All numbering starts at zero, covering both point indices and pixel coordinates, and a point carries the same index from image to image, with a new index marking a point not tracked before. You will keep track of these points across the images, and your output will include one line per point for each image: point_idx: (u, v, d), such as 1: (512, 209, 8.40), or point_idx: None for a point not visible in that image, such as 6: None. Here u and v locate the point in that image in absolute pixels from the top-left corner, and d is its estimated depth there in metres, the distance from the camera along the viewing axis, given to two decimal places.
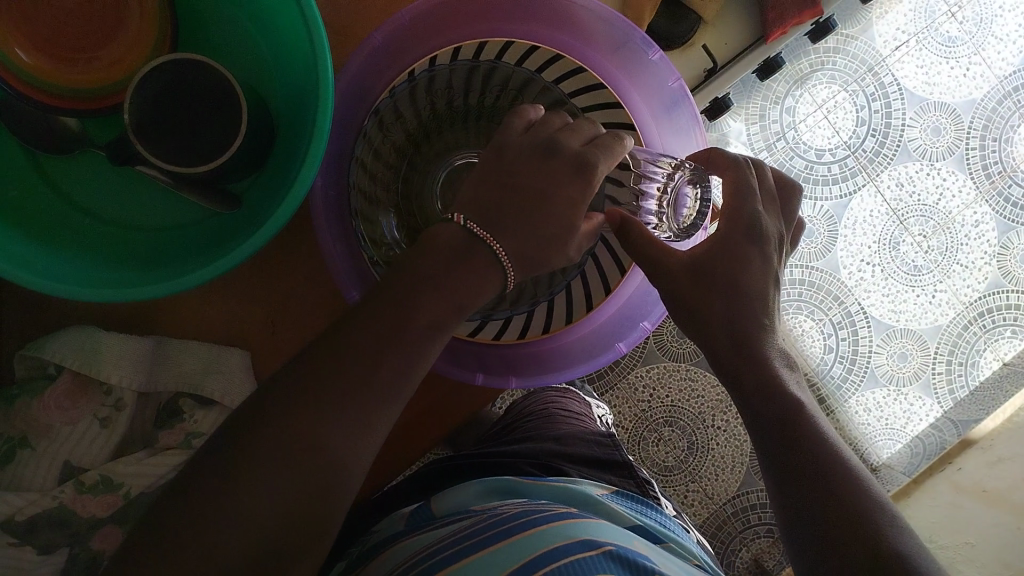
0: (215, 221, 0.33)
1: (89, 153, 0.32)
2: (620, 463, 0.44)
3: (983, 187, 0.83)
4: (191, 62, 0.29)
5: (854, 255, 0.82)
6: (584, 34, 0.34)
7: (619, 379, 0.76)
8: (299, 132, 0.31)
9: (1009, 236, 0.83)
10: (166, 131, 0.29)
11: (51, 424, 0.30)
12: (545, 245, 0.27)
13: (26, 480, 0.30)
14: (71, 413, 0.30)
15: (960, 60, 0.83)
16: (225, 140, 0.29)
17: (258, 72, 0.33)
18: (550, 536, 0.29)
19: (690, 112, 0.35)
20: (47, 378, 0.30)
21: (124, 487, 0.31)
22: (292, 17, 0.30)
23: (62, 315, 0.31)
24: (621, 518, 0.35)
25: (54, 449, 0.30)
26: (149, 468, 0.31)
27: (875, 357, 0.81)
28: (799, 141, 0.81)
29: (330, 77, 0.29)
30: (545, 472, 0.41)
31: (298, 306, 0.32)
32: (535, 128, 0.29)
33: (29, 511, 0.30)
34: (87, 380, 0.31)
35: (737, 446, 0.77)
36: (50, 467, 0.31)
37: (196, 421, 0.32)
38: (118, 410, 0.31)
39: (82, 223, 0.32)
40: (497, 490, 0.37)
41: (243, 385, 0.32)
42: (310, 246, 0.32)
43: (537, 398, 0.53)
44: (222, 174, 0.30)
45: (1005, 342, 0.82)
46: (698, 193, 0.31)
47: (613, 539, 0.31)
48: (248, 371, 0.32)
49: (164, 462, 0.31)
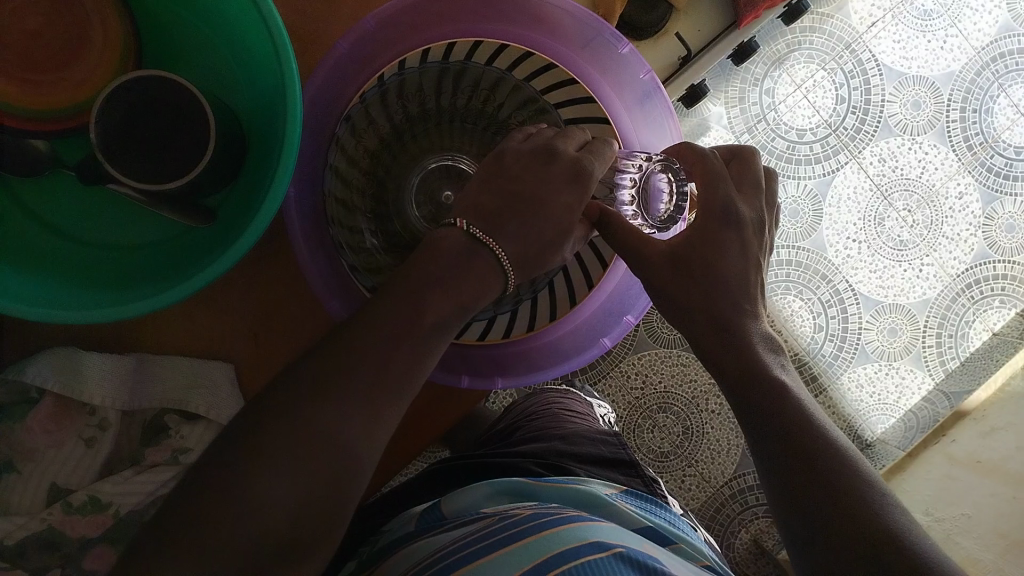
0: (190, 236, 0.33)
1: (59, 174, 0.32)
2: (626, 462, 0.44)
3: (964, 158, 0.83)
4: (156, 78, 0.29)
5: (840, 233, 0.82)
6: (554, 32, 0.34)
7: (612, 368, 0.76)
8: (269, 143, 0.31)
9: (993, 207, 0.84)
10: (133, 149, 0.29)
11: (37, 447, 0.30)
12: (541, 247, 0.28)
13: (14, 503, 0.31)
14: (56, 435, 0.31)
15: (936, 33, 0.83)
16: (194, 155, 0.29)
17: (225, 84, 0.33)
18: (562, 540, 0.30)
19: (664, 105, 0.35)
20: (29, 403, 0.30)
21: (112, 507, 0.31)
22: (255, 27, 0.29)
23: (38, 337, 0.31)
24: (632, 520, 0.36)
25: (41, 471, 0.31)
26: (137, 486, 0.31)
27: (865, 333, 0.82)
28: (780, 122, 0.81)
29: (297, 86, 0.29)
30: (552, 472, 0.41)
31: (278, 318, 0.32)
32: (532, 139, 0.30)
33: (18, 534, 0.31)
34: (69, 401, 0.31)
35: (732, 428, 0.77)
36: (38, 489, 0.31)
37: (183, 438, 0.32)
38: (103, 429, 0.31)
39: (56, 244, 0.31)
40: (507, 491, 0.37)
41: (228, 399, 0.31)
42: (288, 257, 0.32)
43: (539, 399, 0.53)
44: (193, 189, 0.30)
45: (993, 312, 0.83)
46: (672, 182, 0.32)
47: (627, 542, 0.31)
48: (234, 385, 0.32)
49: (151, 479, 0.31)
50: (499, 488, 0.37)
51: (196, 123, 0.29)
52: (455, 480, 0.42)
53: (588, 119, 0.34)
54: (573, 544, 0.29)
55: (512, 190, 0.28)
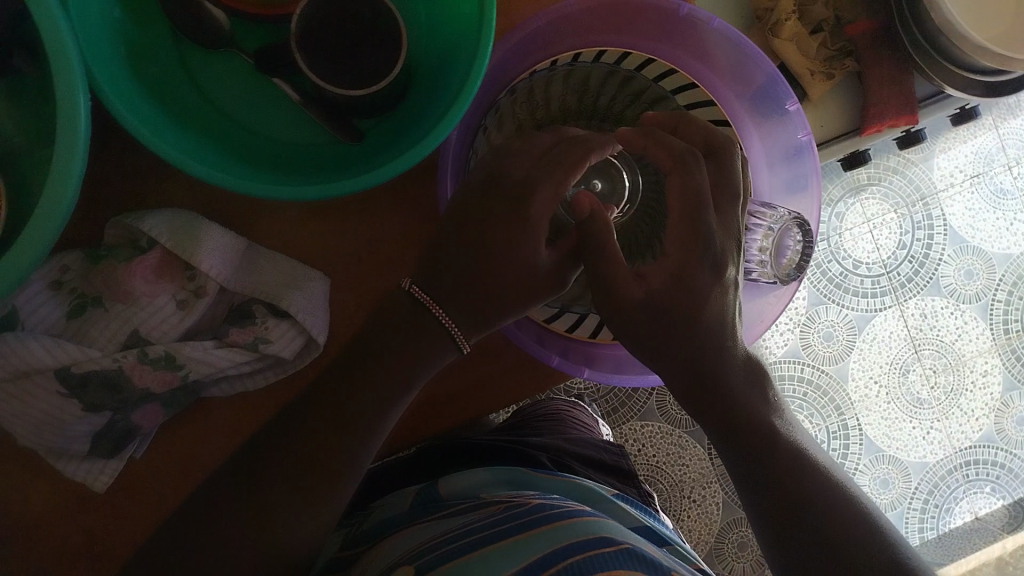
0: (333, 149, 0.34)
1: (230, 53, 0.33)
2: (627, 477, 0.45)
3: (999, 340, 0.85)
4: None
5: (863, 370, 0.83)
6: (716, 65, 0.36)
7: (614, 426, 0.77)
8: (441, 87, 0.32)
9: (1012, 395, 0.85)
10: (323, 50, 0.30)
11: (131, 290, 0.31)
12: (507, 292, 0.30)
13: (93, 336, 0.31)
14: (153, 285, 0.31)
15: (1006, 212, 0.85)
16: (374, 74, 0.30)
17: (411, 22, 0.34)
18: (567, 533, 0.29)
19: (811, 163, 0.36)
20: (139, 249, 0.31)
21: (183, 369, 0.31)
22: None
23: (167, 193, 0.33)
24: (628, 519, 0.36)
25: (128, 314, 0.31)
26: (212, 358, 0.31)
27: (857, 475, 0.82)
28: (840, 247, 0.83)
29: (491, 44, 0.30)
30: (557, 466, 0.42)
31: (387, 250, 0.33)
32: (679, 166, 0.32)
33: (86, 366, 0.30)
34: (177, 259, 0.32)
35: (705, 525, 0.77)
36: (119, 330, 0.31)
37: (266, 329, 0.32)
38: (197, 295, 0.32)
39: (209, 114, 0.33)
40: (506, 480, 0.38)
41: (318, 310, 0.32)
42: (413, 197, 0.34)
43: (547, 406, 0.54)
44: (359, 104, 0.31)
45: (981, 496, 0.83)
46: (801, 243, 0.35)
47: (637, 542, 0.30)
48: (324, 297, 0.33)
49: (228, 357, 0.31)
50: (498, 476, 0.38)
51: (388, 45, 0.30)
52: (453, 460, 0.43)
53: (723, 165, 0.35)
54: (575, 535, 0.29)
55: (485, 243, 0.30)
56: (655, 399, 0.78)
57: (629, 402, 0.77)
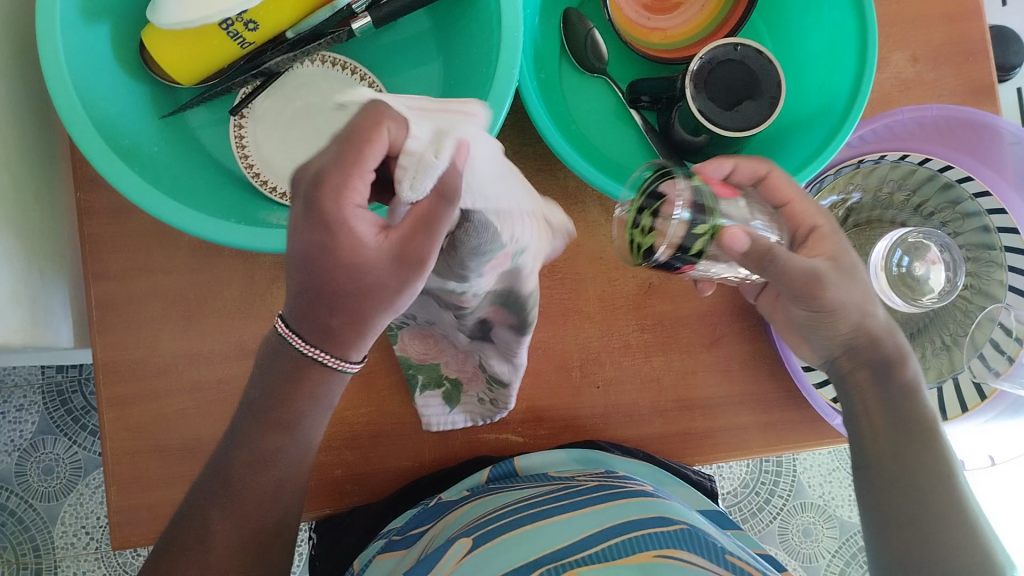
0: (510, 13, 0.52)
1: None
2: (570, 486, 0.57)
3: None
4: (734, 48, 0.56)
5: None
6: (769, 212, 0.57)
7: (641, 462, 0.62)
8: (725, 56, 0.56)
9: None
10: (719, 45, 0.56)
11: (830, 314, 0.53)
12: (806, 280, 0.51)
13: (797, 283, 0.51)
14: (851, 289, 0.53)
15: None
16: (721, 50, 0.56)
17: None
18: (632, 510, 0.52)
19: None
20: (807, 269, 0.51)
21: (826, 293, 0.52)
22: (764, 70, 0.56)
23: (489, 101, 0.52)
24: (673, 522, 0.50)
25: (848, 313, 0.54)
26: (842, 288, 0.53)
27: None
28: None
29: (848, 132, 0.55)
30: (598, 485, 0.56)
31: (834, 295, 0.53)
32: (842, 293, 0.53)
33: (806, 282, 0.51)
34: (799, 277, 0.51)
35: None
36: (856, 290, 0.54)
37: (838, 290, 0.53)
38: (843, 269, 0.53)
39: (513, 7, 0.52)
40: (562, 542, 0.49)
41: (846, 283, 0.53)
42: (851, 265, 0.54)
43: (522, 480, 0.60)
44: (711, 58, 0.56)
45: None
46: None
47: (696, 524, 0.52)
48: (846, 274, 0.53)
49: (842, 281, 0.53)
50: (552, 540, 0.49)
51: (731, 50, 0.56)
52: (425, 518, 0.59)
53: (838, 294, 0.53)
54: (640, 514, 0.51)
55: (795, 283, 0.51)
56: (650, 470, 0.61)
57: (617, 478, 0.58)
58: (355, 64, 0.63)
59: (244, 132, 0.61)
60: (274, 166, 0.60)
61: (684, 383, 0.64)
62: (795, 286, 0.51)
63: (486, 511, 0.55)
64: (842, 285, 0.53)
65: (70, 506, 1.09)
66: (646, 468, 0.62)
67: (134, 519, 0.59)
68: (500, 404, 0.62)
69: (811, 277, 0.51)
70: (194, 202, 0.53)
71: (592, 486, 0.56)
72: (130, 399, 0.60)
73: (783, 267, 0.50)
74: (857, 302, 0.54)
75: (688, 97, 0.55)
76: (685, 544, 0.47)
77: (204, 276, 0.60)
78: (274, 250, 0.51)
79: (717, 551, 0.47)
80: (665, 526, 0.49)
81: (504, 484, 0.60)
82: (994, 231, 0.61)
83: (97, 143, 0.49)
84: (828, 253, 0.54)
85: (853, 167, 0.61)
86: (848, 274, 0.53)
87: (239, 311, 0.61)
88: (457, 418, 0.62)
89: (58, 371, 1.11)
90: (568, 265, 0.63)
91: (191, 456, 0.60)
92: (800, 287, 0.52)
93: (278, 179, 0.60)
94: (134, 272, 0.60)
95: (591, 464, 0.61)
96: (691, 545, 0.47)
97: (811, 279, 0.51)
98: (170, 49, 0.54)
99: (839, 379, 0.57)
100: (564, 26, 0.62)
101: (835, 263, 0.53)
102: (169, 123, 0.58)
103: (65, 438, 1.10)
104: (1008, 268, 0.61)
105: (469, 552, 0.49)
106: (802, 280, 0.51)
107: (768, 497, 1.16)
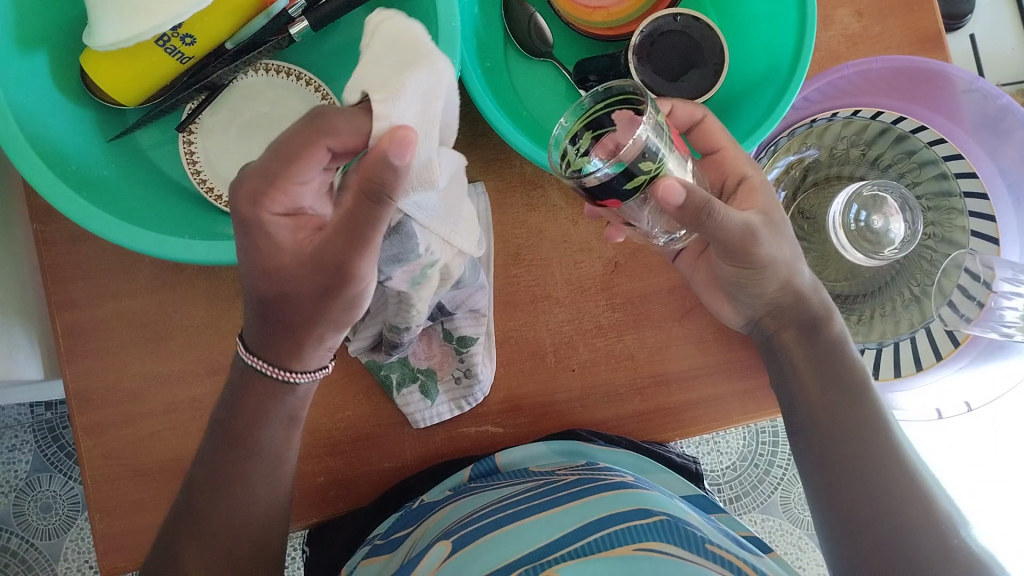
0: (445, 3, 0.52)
1: None
2: (552, 481, 0.57)
3: None
4: (675, 19, 0.57)
5: None
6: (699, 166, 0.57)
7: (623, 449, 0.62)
8: (666, 28, 0.57)
9: None
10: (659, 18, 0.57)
11: (755, 274, 0.52)
12: (741, 237, 0.49)
13: (731, 241, 0.48)
14: (778, 245, 0.51)
15: None
16: (662, 22, 0.57)
17: None
18: (612, 502, 0.51)
19: None
20: (740, 224, 0.48)
21: (755, 252, 0.50)
22: (707, 37, 0.56)
23: None
24: (652, 513, 0.50)
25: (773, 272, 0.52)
26: (771, 243, 0.51)
27: None
28: None
29: (795, 90, 0.55)
30: (579, 479, 0.56)
31: (765, 251, 0.50)
32: (770, 248, 0.51)
33: (740, 239, 0.49)
34: (729, 235, 0.48)
35: None
36: (782, 246, 0.51)
37: (766, 246, 0.50)
38: (769, 222, 0.51)
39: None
40: (544, 539, 0.49)
41: (773, 234, 0.51)
42: (779, 221, 0.52)
43: (505, 476, 0.60)
44: (652, 30, 0.56)
45: None
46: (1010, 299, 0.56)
47: (676, 513, 0.51)
48: (771, 224, 0.51)
49: (772, 236, 0.51)
50: (533, 539, 0.49)
51: (673, 21, 0.57)
52: (407, 522, 0.58)
53: (762, 250, 0.50)
54: (621, 507, 0.51)
55: (724, 242, 0.49)
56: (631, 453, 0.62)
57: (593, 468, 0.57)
58: (303, 71, 0.62)
59: (194, 147, 0.60)
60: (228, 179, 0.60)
61: (658, 359, 0.64)
62: (728, 241, 0.49)
63: (467, 513, 0.55)
64: (771, 242, 0.50)
65: (71, 541, 1.09)
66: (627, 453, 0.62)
67: (119, 545, 0.59)
68: (472, 373, 0.61)
69: (740, 233, 0.48)
70: (148, 223, 0.53)
71: (574, 479, 0.56)
72: (105, 425, 0.60)
73: (717, 224, 0.46)
74: (787, 259, 0.52)
75: (631, 71, 0.55)
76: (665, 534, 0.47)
77: (168, 296, 0.60)
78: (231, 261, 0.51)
79: (697, 541, 0.47)
80: (643, 518, 0.49)
81: (484, 482, 0.59)
82: (951, 176, 0.61)
83: (42, 172, 0.49)
84: (759, 206, 0.52)
85: (807, 127, 0.62)
86: (777, 231, 0.51)
87: (206, 328, 0.60)
88: (438, 407, 0.62)
89: (47, 407, 1.11)
90: (533, 252, 0.63)
91: (172, 478, 0.60)
92: (732, 245, 0.49)
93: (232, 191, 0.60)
94: (97, 299, 0.60)
95: (571, 455, 0.61)
96: (672, 536, 0.47)
97: (740, 236, 0.48)
98: (109, 72, 0.54)
99: (764, 340, 0.57)
100: (506, 13, 0.62)
101: (767, 218, 0.51)
102: (118, 146, 0.58)
103: (61, 473, 1.10)
104: (968, 212, 0.62)
105: (450, 556, 0.49)
106: (732, 236, 0.48)
107: (767, 468, 1.16)
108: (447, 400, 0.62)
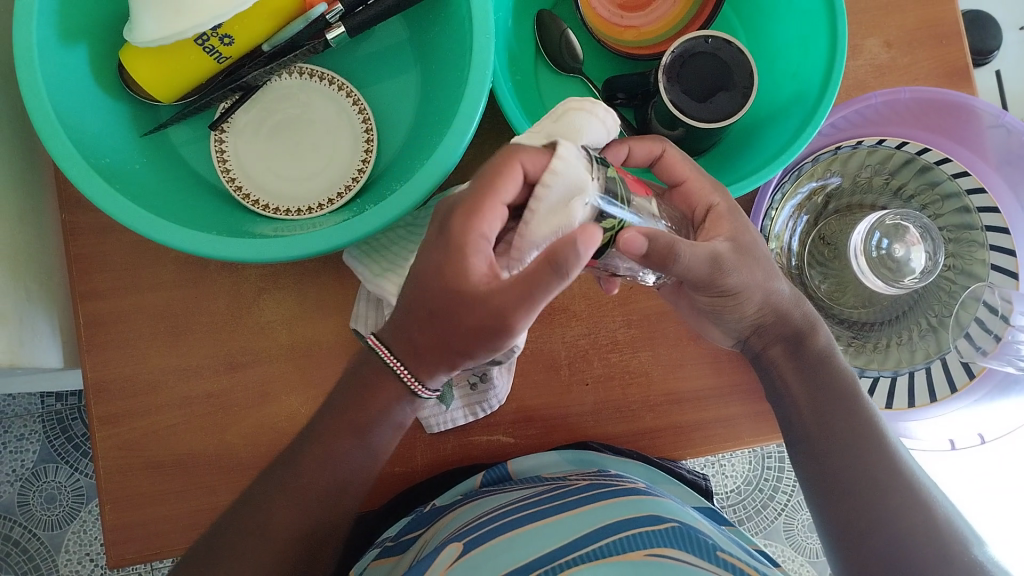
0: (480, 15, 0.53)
1: None
2: (563, 487, 0.57)
3: None
4: (708, 41, 0.57)
5: None
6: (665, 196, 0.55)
7: (635, 463, 0.62)
8: (700, 49, 0.57)
9: None
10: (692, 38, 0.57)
11: (734, 299, 0.52)
12: (709, 269, 0.48)
13: (699, 272, 0.48)
14: (749, 271, 0.51)
15: None
16: (695, 43, 0.57)
17: None
18: (624, 508, 0.52)
19: None
20: (707, 251, 0.47)
21: (728, 278, 0.49)
22: (739, 60, 0.57)
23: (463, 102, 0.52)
24: (664, 521, 0.50)
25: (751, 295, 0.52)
26: (741, 272, 0.50)
27: None
28: None
29: (823, 116, 0.56)
30: (591, 485, 0.56)
31: (737, 280, 0.50)
32: (739, 275, 0.50)
33: (708, 268, 0.48)
34: (699, 264, 0.47)
35: None
36: (757, 271, 0.51)
37: (737, 272, 0.50)
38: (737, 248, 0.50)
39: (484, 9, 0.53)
40: (556, 542, 0.49)
41: (744, 261, 0.50)
42: (751, 243, 0.52)
43: (516, 483, 0.60)
44: (684, 50, 0.57)
45: None
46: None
47: (687, 521, 0.51)
48: (744, 253, 0.50)
49: (742, 262, 0.50)
50: (544, 542, 0.49)
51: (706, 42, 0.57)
52: (420, 523, 0.59)
53: (735, 275, 0.50)
54: (632, 514, 0.51)
55: (692, 275, 0.48)
56: (643, 467, 0.62)
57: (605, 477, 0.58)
58: (335, 75, 0.63)
59: (225, 146, 0.61)
60: (257, 180, 0.61)
61: (672, 377, 0.64)
62: (696, 272, 0.48)
63: (479, 514, 0.55)
64: (742, 272, 0.50)
65: (73, 533, 1.09)
66: (639, 468, 0.62)
67: (129, 535, 0.59)
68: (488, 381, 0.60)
69: (708, 264, 0.47)
70: (177, 216, 0.54)
71: (585, 485, 0.56)
72: (121, 415, 0.60)
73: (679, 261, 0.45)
74: (760, 284, 0.52)
75: (661, 90, 0.56)
76: (678, 540, 0.47)
77: (190, 290, 0.61)
78: (258, 258, 0.51)
79: (709, 548, 0.47)
80: (654, 523, 0.49)
81: (497, 487, 0.60)
82: (973, 210, 0.61)
83: (76, 160, 0.50)
84: (727, 233, 0.50)
85: (831, 154, 0.62)
86: (749, 261, 0.51)
87: (227, 324, 0.61)
88: (454, 413, 0.61)
89: (57, 398, 1.11)
90: None
91: (185, 470, 0.60)
92: (702, 273, 0.48)
93: (262, 192, 0.61)
94: (121, 290, 0.60)
95: (583, 467, 0.61)
96: (685, 542, 0.47)
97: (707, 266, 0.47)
98: (146, 67, 0.55)
99: (754, 358, 0.57)
100: (538, 28, 0.63)
101: (735, 244, 0.50)
102: (150, 141, 0.59)
103: (67, 465, 1.10)
104: (990, 247, 0.62)
105: (461, 556, 0.49)
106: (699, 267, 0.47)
107: (772, 495, 1.15)
108: (462, 407, 0.61)
